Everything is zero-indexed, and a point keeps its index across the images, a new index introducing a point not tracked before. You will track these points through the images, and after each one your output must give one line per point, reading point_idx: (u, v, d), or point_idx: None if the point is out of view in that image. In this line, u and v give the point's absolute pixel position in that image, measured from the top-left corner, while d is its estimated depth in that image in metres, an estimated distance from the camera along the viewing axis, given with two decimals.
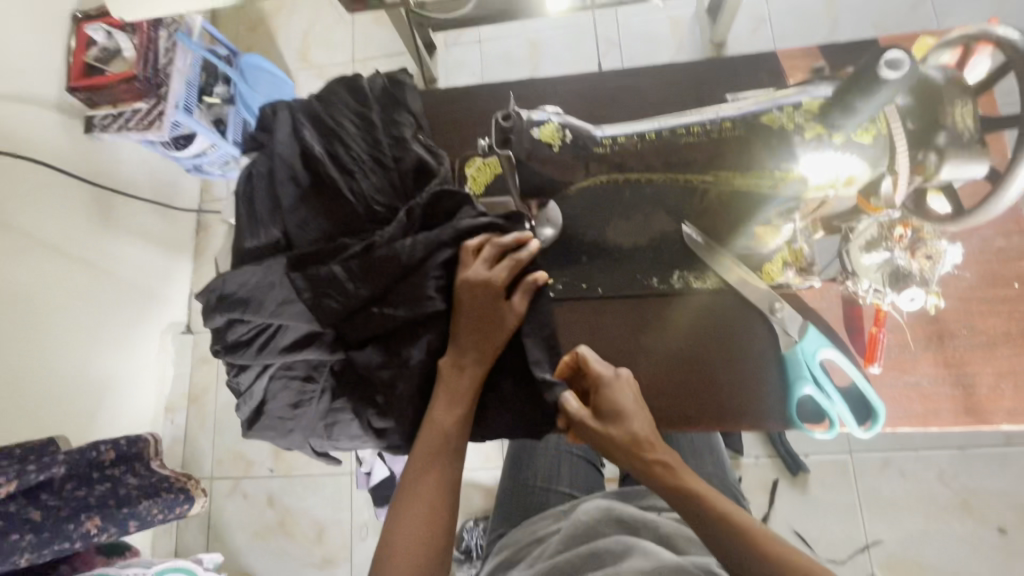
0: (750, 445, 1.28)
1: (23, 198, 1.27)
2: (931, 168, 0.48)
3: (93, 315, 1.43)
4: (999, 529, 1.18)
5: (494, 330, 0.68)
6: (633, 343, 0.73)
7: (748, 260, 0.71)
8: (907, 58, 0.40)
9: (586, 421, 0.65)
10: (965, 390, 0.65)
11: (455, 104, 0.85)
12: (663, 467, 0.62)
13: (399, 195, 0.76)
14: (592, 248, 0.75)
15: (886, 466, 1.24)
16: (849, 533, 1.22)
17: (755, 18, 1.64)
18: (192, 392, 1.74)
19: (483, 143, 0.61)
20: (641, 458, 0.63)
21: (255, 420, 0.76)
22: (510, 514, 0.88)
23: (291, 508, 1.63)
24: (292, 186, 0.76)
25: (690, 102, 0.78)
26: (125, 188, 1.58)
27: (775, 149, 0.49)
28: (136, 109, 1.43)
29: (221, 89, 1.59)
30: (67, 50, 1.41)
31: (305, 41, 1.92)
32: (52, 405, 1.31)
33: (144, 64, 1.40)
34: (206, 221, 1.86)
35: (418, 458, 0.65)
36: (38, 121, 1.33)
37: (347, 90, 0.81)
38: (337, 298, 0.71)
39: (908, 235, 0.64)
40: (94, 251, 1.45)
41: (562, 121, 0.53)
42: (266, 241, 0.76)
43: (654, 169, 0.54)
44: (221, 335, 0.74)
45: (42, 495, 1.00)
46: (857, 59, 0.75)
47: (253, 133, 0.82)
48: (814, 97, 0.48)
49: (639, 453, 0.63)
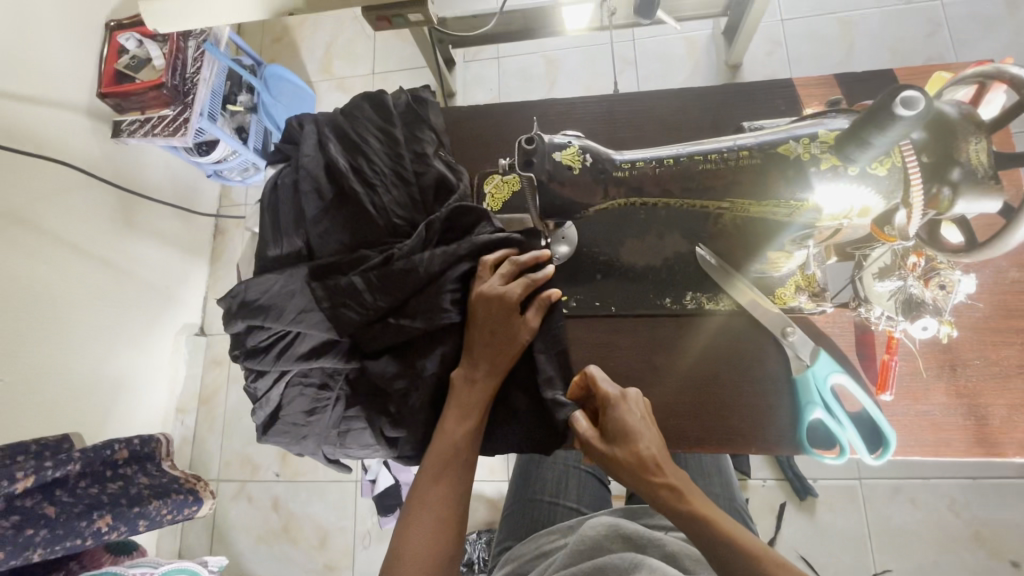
0: (757, 466, 1.28)
1: (51, 199, 1.30)
2: (946, 201, 0.48)
3: (110, 314, 1.46)
4: (1012, 562, 1.16)
5: (508, 344, 0.69)
6: (644, 362, 0.73)
7: (761, 284, 0.72)
8: (921, 97, 0.41)
9: (594, 442, 0.64)
10: (978, 422, 0.64)
11: (475, 122, 0.87)
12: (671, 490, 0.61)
13: (418, 209, 0.78)
14: (605, 266, 0.76)
15: (895, 493, 1.23)
16: (857, 560, 1.20)
17: (771, 41, 1.66)
18: (202, 394, 1.77)
19: (505, 161, 0.63)
20: (648, 481, 0.61)
21: (270, 425, 0.78)
22: (516, 527, 0.89)
23: (296, 513, 1.64)
24: (315, 198, 0.78)
25: (704, 126, 0.80)
26: (148, 192, 1.62)
27: (791, 180, 0.50)
28: (162, 115, 1.48)
29: (244, 98, 1.66)
30: (100, 58, 1.47)
31: (327, 54, 1.97)
32: (68, 402, 1.33)
33: (172, 72, 1.45)
34: (224, 226, 1.90)
35: (428, 469, 0.65)
36: (69, 125, 1.38)
37: (371, 105, 0.84)
38: (356, 309, 0.73)
39: (922, 264, 0.65)
40: (115, 252, 1.48)
41: (582, 145, 0.54)
42: (288, 250, 0.78)
43: (670, 195, 0.55)
44: (241, 341, 0.76)
45: (57, 491, 1.01)
46: (870, 89, 0.76)
47: (278, 145, 0.85)
48: (830, 130, 0.50)
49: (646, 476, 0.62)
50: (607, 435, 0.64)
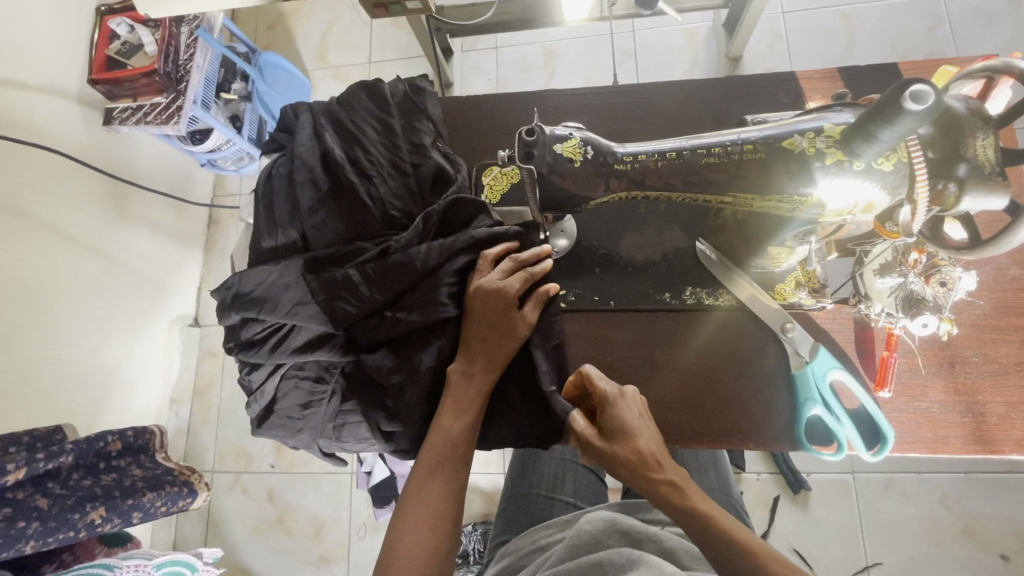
0: (751, 460, 1.28)
1: (42, 187, 1.28)
2: (951, 197, 0.48)
3: (103, 304, 1.45)
4: (1000, 555, 1.17)
5: (506, 338, 0.68)
6: (643, 357, 0.73)
7: (761, 279, 0.71)
8: (931, 91, 0.40)
9: (592, 440, 0.65)
10: (975, 419, 0.64)
11: (472, 112, 0.86)
12: (671, 486, 0.62)
13: (415, 201, 0.77)
14: (604, 260, 0.75)
15: (887, 487, 1.23)
16: (849, 553, 1.21)
17: (772, 34, 1.65)
18: (196, 385, 1.76)
19: (506, 152, 0.61)
20: (647, 477, 0.62)
21: (264, 418, 0.77)
22: (512, 521, 0.88)
23: (291, 504, 1.64)
24: (310, 188, 0.76)
25: (705, 118, 0.79)
26: (140, 180, 1.59)
27: (795, 175, 0.49)
28: (154, 103, 1.46)
29: (238, 86, 1.64)
30: (90, 44, 1.44)
31: (323, 42, 1.94)
32: (61, 392, 1.32)
33: (164, 59, 1.42)
34: (218, 216, 1.89)
35: (424, 465, 0.65)
36: (59, 112, 1.35)
37: (368, 94, 0.83)
38: (351, 302, 0.71)
39: (922, 261, 0.64)
40: (107, 241, 1.46)
41: (583, 137, 0.53)
42: (283, 241, 0.76)
43: (673, 189, 0.54)
44: (235, 333, 0.76)
45: (49, 483, 1.01)
46: (871, 83, 0.75)
47: (273, 134, 0.83)
48: (834, 124, 0.49)
49: (644, 472, 0.62)
50: (605, 433, 0.65)
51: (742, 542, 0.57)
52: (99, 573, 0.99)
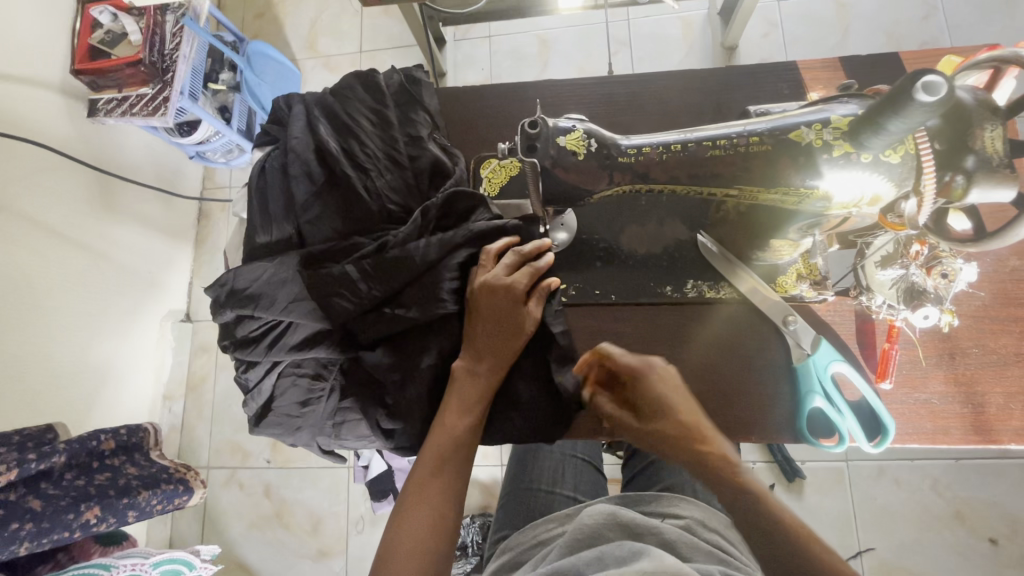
0: (747, 450, 1.29)
1: (27, 181, 1.25)
2: (959, 189, 0.46)
3: (92, 300, 1.42)
4: (990, 539, 1.19)
5: (508, 334, 0.67)
6: (644, 351, 0.72)
7: (762, 272, 0.71)
8: (943, 82, 0.39)
9: (624, 418, 0.67)
10: (975, 409, 0.65)
11: (469, 103, 0.84)
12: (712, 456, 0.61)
13: (413, 194, 0.76)
14: (605, 254, 0.75)
15: (881, 474, 1.25)
16: (842, 540, 1.23)
17: (767, 23, 1.64)
18: (190, 381, 1.74)
19: (506, 145, 0.60)
20: (683, 447, 0.62)
21: (262, 416, 0.76)
22: (513, 516, 0.88)
23: (288, 499, 1.63)
24: (305, 182, 0.75)
25: (705, 109, 0.78)
26: (128, 174, 1.56)
27: (802, 167, 0.49)
28: (140, 94, 1.42)
29: (226, 76, 1.61)
30: (72, 32, 1.40)
31: (312, 30, 1.90)
32: (52, 390, 1.30)
33: (150, 48, 1.38)
34: (208, 210, 1.86)
35: (426, 463, 0.64)
36: (43, 104, 1.31)
37: (363, 85, 0.81)
38: (349, 298, 0.70)
39: (925, 252, 0.63)
40: (94, 236, 1.43)
41: (586, 129, 0.52)
42: (278, 236, 0.75)
43: (678, 182, 0.53)
44: (231, 330, 0.74)
45: (42, 484, 0.99)
46: (871, 73, 0.75)
47: (265, 126, 0.81)
48: (841, 114, 0.48)
49: (682, 443, 0.62)
50: (642, 416, 0.65)
51: (787, 515, 0.56)
52: (95, 572, 0.98)
